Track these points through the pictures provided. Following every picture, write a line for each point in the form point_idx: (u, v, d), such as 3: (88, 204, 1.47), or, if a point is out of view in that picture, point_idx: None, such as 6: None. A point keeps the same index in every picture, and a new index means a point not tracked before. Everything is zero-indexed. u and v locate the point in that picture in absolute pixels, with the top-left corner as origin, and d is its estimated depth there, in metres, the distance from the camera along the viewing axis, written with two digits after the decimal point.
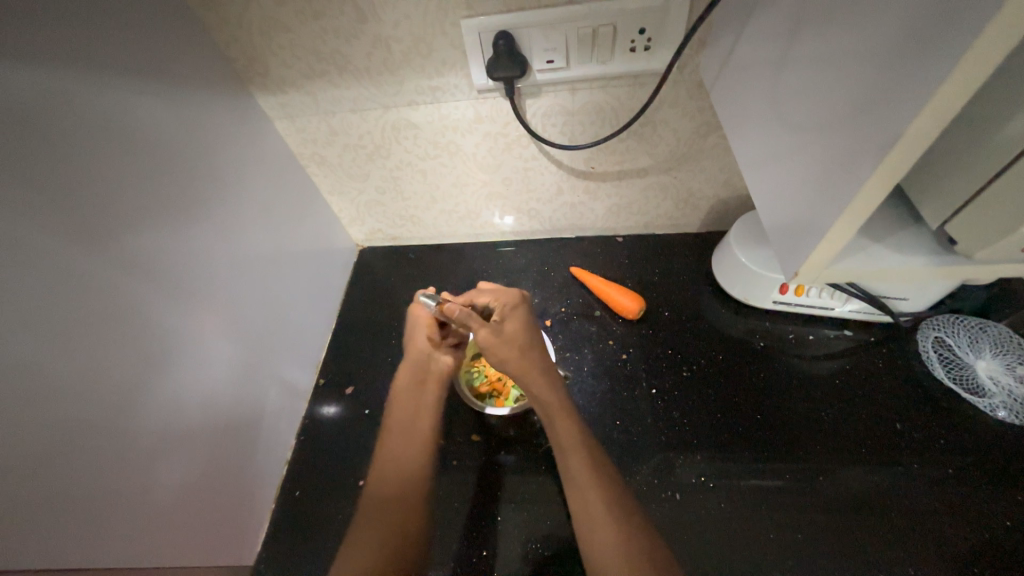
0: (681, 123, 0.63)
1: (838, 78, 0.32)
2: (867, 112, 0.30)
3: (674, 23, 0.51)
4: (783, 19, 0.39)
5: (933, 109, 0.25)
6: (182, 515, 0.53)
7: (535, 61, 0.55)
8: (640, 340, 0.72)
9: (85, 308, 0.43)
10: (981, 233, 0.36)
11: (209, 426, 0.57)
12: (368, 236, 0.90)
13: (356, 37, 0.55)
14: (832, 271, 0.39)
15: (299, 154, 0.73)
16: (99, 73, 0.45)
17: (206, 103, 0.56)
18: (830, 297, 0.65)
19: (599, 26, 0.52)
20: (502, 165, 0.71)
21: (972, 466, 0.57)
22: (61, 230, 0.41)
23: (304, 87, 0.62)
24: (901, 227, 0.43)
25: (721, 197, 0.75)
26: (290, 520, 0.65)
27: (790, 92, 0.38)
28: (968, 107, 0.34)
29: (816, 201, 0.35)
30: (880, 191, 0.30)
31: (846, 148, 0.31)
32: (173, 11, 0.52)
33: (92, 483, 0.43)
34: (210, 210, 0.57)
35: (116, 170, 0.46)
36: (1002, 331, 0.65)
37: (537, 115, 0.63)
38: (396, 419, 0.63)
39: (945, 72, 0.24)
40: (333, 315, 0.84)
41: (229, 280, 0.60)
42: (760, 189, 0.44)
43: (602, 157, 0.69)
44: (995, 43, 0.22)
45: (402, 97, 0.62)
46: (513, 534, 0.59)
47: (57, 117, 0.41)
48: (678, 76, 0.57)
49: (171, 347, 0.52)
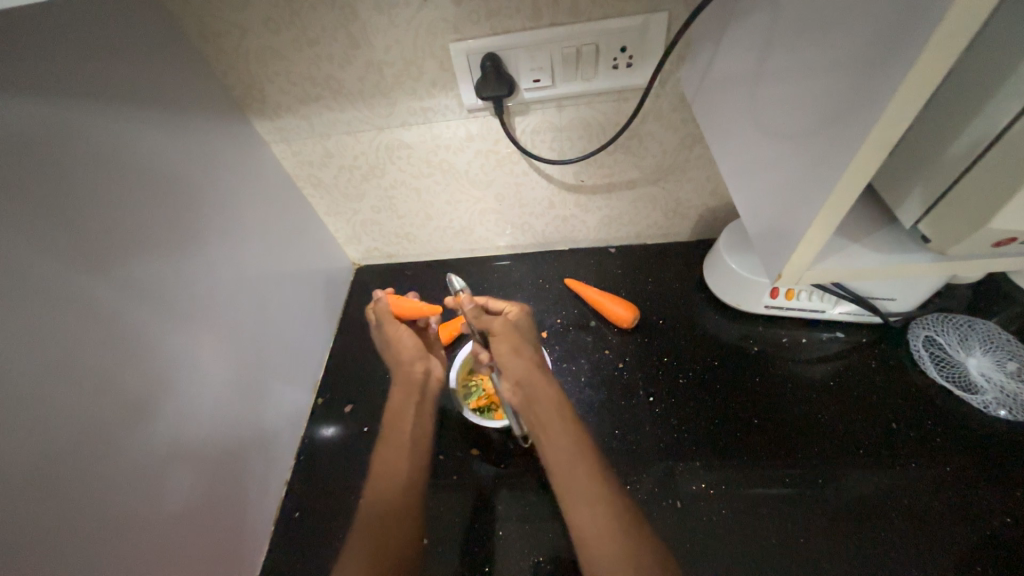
0: (667, 135, 0.65)
1: (810, 86, 0.34)
2: (837, 117, 0.31)
3: (655, 40, 0.54)
4: (755, 33, 0.41)
5: (894, 112, 0.27)
6: (183, 538, 0.53)
7: (522, 80, 0.57)
8: (636, 349, 0.73)
9: (88, 330, 0.44)
10: (950, 228, 0.38)
11: (211, 446, 0.57)
12: (364, 255, 0.91)
13: (349, 63, 0.57)
14: (816, 271, 0.40)
15: (294, 176, 0.74)
16: (101, 102, 0.46)
17: (204, 129, 0.58)
18: (820, 300, 0.66)
19: (583, 45, 0.54)
20: (494, 181, 0.72)
21: (969, 463, 0.58)
22: (62, 254, 0.42)
23: (299, 111, 0.63)
24: (880, 227, 0.44)
25: (709, 206, 0.77)
26: (291, 542, 0.65)
27: (766, 102, 0.40)
28: (934, 111, 0.36)
29: (795, 205, 0.37)
30: (852, 192, 0.31)
31: (820, 152, 0.33)
32: (172, 42, 0.54)
33: (98, 503, 0.44)
34: (208, 233, 0.58)
35: (117, 195, 0.47)
36: (990, 328, 0.66)
37: (526, 131, 0.64)
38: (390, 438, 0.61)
39: (902, 77, 0.26)
40: (330, 334, 0.84)
41: (227, 302, 0.61)
42: (744, 195, 0.46)
43: (592, 170, 0.70)
44: (943, 50, 0.24)
45: (395, 118, 0.63)
46: (515, 548, 0.59)
47: (60, 145, 0.42)
48: (660, 90, 0.59)
49: (172, 368, 0.52)
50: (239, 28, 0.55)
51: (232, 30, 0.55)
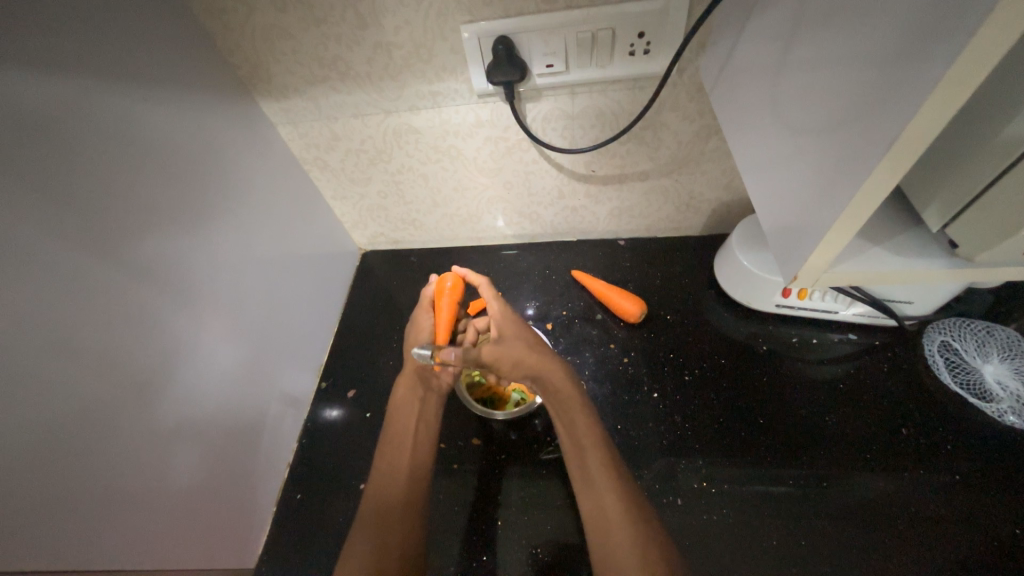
0: (682, 127, 0.63)
1: (837, 80, 0.32)
2: (865, 115, 0.30)
3: (673, 27, 0.51)
4: (781, 22, 0.39)
5: (932, 106, 0.25)
6: (184, 518, 0.53)
7: (535, 65, 0.56)
8: (641, 344, 0.72)
9: (91, 312, 0.44)
10: (980, 232, 0.36)
11: (213, 427, 0.57)
12: (370, 240, 0.90)
13: (357, 44, 0.56)
14: (832, 274, 0.39)
15: (301, 159, 0.73)
16: (105, 81, 0.45)
17: (210, 110, 0.57)
18: (834, 300, 0.65)
19: (598, 30, 0.52)
20: (502, 169, 0.71)
21: (980, 471, 0.57)
22: (64, 234, 0.42)
23: (306, 92, 0.62)
24: (902, 230, 0.43)
25: (723, 200, 0.75)
26: (291, 523, 0.65)
27: (790, 95, 0.38)
28: (969, 110, 0.34)
29: (815, 205, 0.35)
30: (879, 193, 0.30)
31: (845, 151, 0.31)
32: (178, 19, 0.53)
33: (101, 479, 0.44)
34: (212, 214, 0.58)
35: (120, 175, 0.46)
36: (1010, 335, 0.64)
37: (537, 119, 0.63)
38: (394, 427, 0.63)
39: (941, 73, 0.24)
40: (335, 318, 0.84)
41: (232, 285, 0.61)
42: (761, 193, 0.44)
43: (603, 160, 0.69)
44: (991, 42, 0.22)
45: (403, 102, 0.62)
46: (514, 539, 0.59)
47: (63, 124, 0.42)
48: (677, 78, 0.57)
49: (175, 350, 0.52)
50: (245, 6, 0.53)
51: (238, 7, 0.53)
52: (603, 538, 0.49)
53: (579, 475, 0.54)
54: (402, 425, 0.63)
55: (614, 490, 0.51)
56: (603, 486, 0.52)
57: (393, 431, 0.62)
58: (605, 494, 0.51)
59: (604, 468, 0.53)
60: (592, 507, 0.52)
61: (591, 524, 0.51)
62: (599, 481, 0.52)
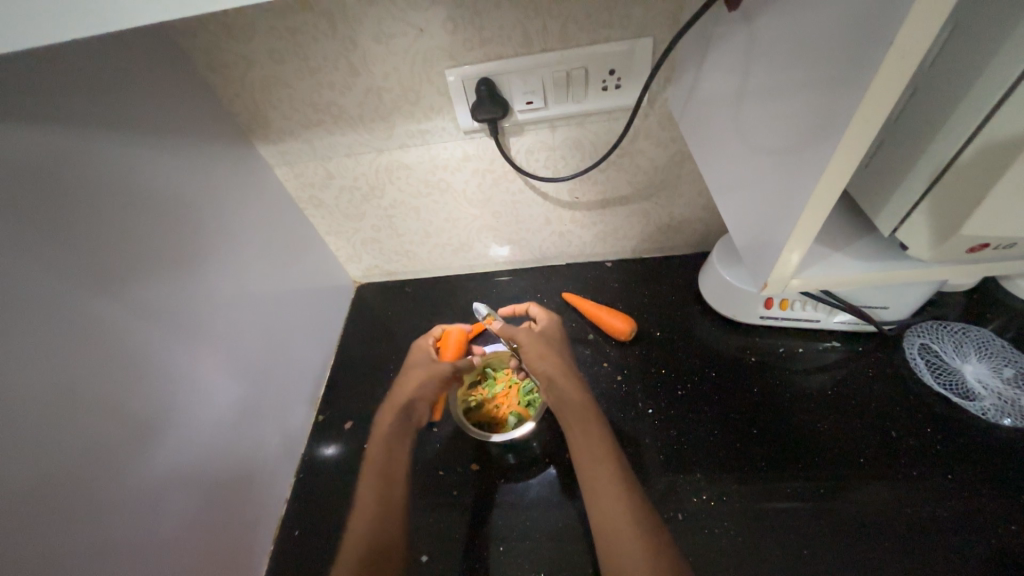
0: (657, 152, 0.67)
1: (786, 107, 0.36)
2: (810, 135, 0.33)
3: (641, 64, 0.56)
4: (736, 57, 0.43)
5: (860, 123, 0.28)
6: (184, 557, 0.53)
7: (516, 103, 0.60)
8: (634, 362, 0.74)
9: (96, 352, 0.45)
10: (928, 234, 0.39)
11: (213, 464, 0.57)
12: (365, 273, 0.93)
13: (350, 89, 0.59)
14: (799, 281, 0.42)
15: (297, 199, 0.76)
16: (111, 133, 0.48)
17: (209, 155, 0.60)
18: (814, 309, 0.67)
19: (573, 69, 0.56)
20: (490, 200, 0.74)
21: (972, 470, 0.58)
22: (70, 276, 0.44)
23: (301, 135, 0.66)
24: (864, 240, 0.46)
25: (702, 219, 0.78)
26: (289, 561, 0.64)
27: (748, 120, 0.41)
28: (906, 128, 0.38)
29: (778, 219, 0.38)
30: (826, 202, 0.33)
31: (797, 168, 0.34)
32: (180, 73, 0.56)
33: (103, 518, 0.44)
34: (211, 251, 0.60)
35: (124, 219, 0.49)
36: (984, 334, 0.67)
37: (521, 151, 0.66)
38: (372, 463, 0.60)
39: (862, 95, 0.27)
40: (332, 351, 0.85)
41: (231, 320, 0.62)
42: (734, 210, 0.47)
43: (586, 187, 0.72)
44: (902, 66, 0.25)
45: (394, 140, 0.65)
46: (516, 564, 0.58)
47: (73, 174, 0.44)
48: (649, 109, 0.61)
49: (178, 385, 0.53)
50: (245, 59, 0.57)
51: (238, 61, 0.57)
52: (615, 545, 0.49)
53: (586, 478, 0.55)
54: (387, 463, 0.60)
55: (624, 498, 0.52)
56: (613, 495, 0.53)
57: (375, 458, 0.61)
58: (615, 496, 0.52)
59: (611, 479, 0.54)
60: (599, 512, 0.52)
61: (600, 528, 0.51)
62: (608, 488, 0.53)
